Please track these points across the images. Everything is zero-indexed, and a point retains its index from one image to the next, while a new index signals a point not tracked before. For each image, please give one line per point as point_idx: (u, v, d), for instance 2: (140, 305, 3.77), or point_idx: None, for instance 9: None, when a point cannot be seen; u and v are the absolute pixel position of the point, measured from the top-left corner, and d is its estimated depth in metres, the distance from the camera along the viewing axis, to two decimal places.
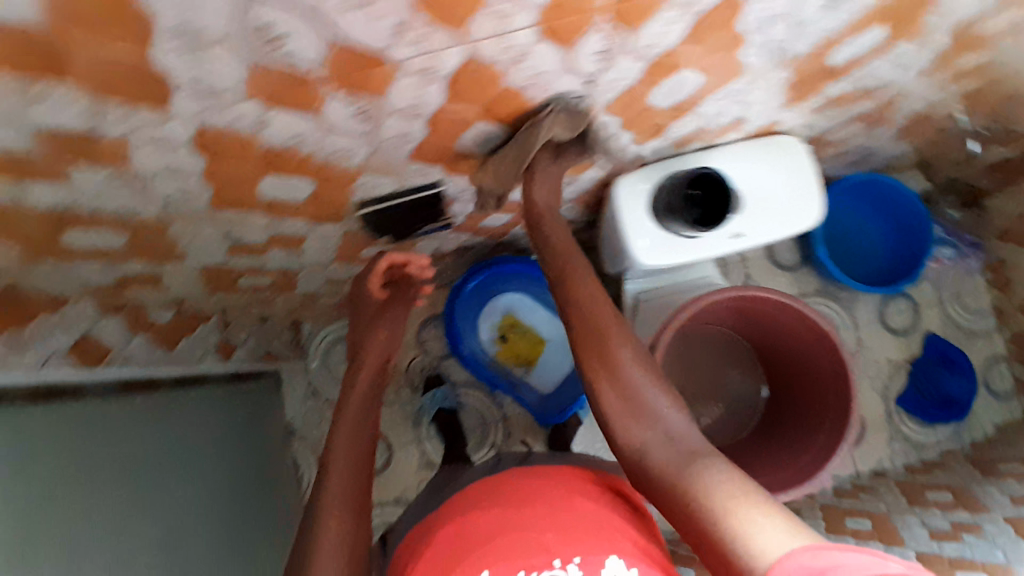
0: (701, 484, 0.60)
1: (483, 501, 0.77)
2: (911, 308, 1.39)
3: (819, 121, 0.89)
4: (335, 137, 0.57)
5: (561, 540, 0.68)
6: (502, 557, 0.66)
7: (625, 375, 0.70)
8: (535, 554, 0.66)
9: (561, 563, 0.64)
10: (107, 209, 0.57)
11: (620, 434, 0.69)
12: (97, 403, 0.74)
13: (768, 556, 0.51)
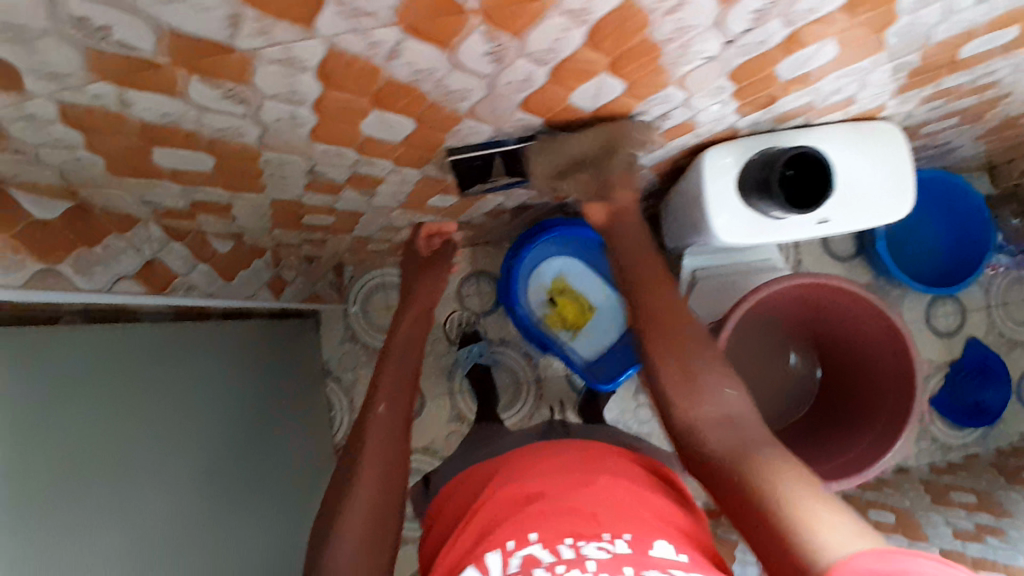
0: (759, 465, 0.58)
1: (539, 469, 0.71)
2: (958, 312, 1.33)
3: (922, 112, 0.84)
4: (459, 77, 0.49)
5: (614, 517, 0.61)
6: (551, 523, 0.60)
7: (685, 349, 0.70)
8: (586, 524, 0.59)
9: (610, 538, 0.58)
10: (211, 129, 0.51)
11: (676, 412, 0.68)
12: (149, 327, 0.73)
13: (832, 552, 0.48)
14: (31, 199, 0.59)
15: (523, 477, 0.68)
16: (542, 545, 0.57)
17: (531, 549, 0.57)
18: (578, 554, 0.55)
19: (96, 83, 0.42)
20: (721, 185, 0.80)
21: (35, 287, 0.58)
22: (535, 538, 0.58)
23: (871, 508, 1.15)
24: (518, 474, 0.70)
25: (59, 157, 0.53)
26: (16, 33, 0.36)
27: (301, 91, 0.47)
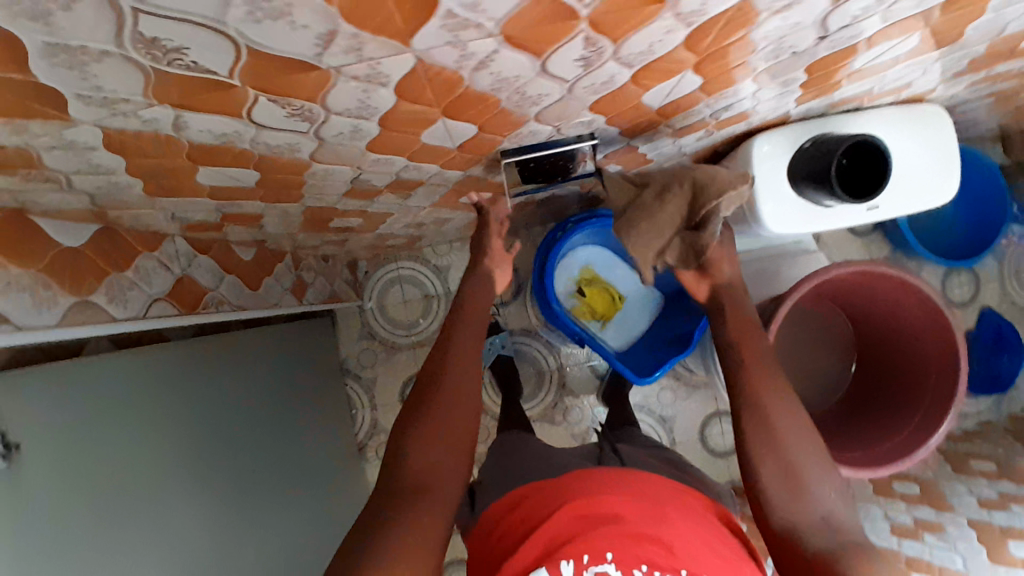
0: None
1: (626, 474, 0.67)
2: (971, 283, 1.23)
3: (971, 93, 0.82)
4: (539, 84, 0.45)
5: (689, 546, 0.61)
6: (630, 544, 0.59)
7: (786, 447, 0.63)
8: (663, 551, 0.59)
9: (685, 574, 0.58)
10: (264, 146, 0.47)
11: (773, 517, 0.61)
12: (171, 351, 0.72)
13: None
14: (58, 226, 0.54)
15: (593, 502, 0.63)
16: (617, 567, 0.58)
17: (604, 568, 0.58)
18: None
19: (152, 107, 0.36)
20: (769, 173, 0.77)
21: (76, 321, 0.54)
22: (611, 557, 0.58)
23: (896, 480, 1.09)
24: (603, 479, 0.66)
25: (94, 183, 0.47)
26: (68, 60, 0.30)
27: (372, 105, 0.42)
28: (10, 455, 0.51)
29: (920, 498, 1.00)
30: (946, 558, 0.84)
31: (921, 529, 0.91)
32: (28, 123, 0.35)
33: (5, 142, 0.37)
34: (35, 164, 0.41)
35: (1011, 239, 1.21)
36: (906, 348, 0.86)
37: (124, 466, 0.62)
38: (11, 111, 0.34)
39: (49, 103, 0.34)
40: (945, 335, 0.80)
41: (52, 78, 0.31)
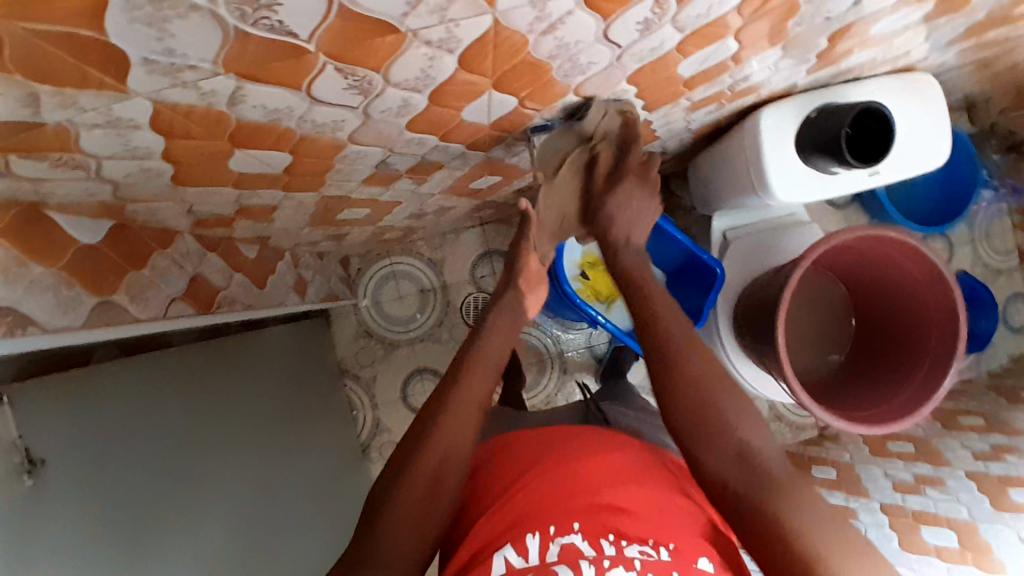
0: (795, 521, 0.51)
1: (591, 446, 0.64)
2: (945, 248, 1.30)
3: (953, 61, 0.87)
4: (594, 51, 0.44)
5: (659, 518, 0.57)
6: (597, 515, 0.55)
7: (703, 394, 0.59)
8: (632, 522, 0.55)
9: (653, 544, 0.53)
10: (309, 125, 0.45)
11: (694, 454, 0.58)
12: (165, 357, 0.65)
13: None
14: (74, 223, 0.52)
15: (554, 476, 0.60)
16: (584, 537, 0.53)
17: (571, 539, 0.53)
18: (621, 554, 0.52)
19: (216, 77, 0.34)
20: (778, 146, 0.79)
21: (98, 322, 0.53)
22: (577, 527, 0.54)
23: (891, 440, 1.14)
24: (571, 452, 0.63)
25: (122, 169, 0.44)
26: (149, 14, 0.27)
27: (432, 75, 0.41)
28: (36, 472, 0.45)
29: (916, 455, 1.04)
30: (951, 508, 0.87)
31: (923, 485, 0.95)
32: (78, 94, 0.32)
33: (47, 118, 0.34)
34: (69, 147, 0.39)
35: (980, 206, 1.29)
36: (902, 304, 0.91)
37: (153, 478, 0.57)
38: (66, 80, 0.31)
39: (110, 69, 0.31)
40: (944, 291, 0.83)
41: (124, 38, 0.28)
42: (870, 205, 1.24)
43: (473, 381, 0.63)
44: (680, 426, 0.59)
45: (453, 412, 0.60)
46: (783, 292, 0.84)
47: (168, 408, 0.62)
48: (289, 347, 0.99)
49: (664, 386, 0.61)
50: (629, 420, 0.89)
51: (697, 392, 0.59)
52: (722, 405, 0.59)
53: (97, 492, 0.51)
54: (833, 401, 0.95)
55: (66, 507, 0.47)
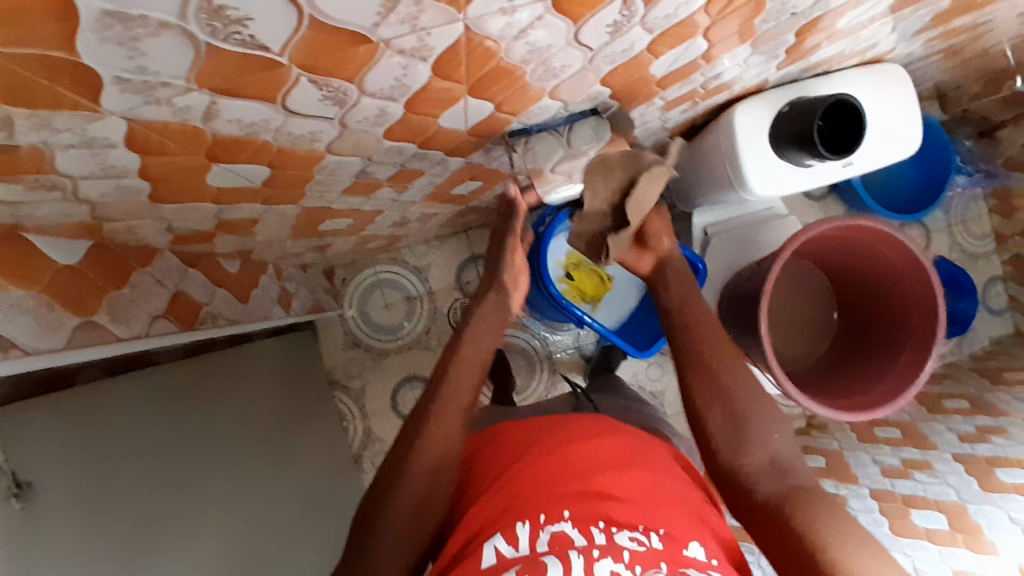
0: (822, 529, 0.52)
1: (586, 433, 0.65)
2: (922, 234, 1.32)
3: (919, 51, 0.89)
4: (567, 54, 0.45)
5: (649, 507, 0.57)
6: (588, 504, 0.55)
7: (739, 402, 0.63)
8: (622, 509, 0.55)
9: (643, 530, 0.54)
10: (287, 137, 0.45)
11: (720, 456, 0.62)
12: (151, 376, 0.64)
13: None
14: (51, 243, 0.52)
15: (547, 467, 0.60)
16: (574, 524, 0.53)
17: (562, 526, 0.53)
18: (612, 541, 0.51)
19: (190, 94, 0.34)
20: (753, 141, 0.80)
21: (80, 345, 0.53)
22: (568, 515, 0.54)
23: (878, 426, 1.15)
24: (564, 440, 0.63)
25: (99, 188, 0.44)
26: (120, 34, 0.27)
27: (406, 84, 0.42)
28: (24, 495, 0.45)
29: (903, 440, 1.06)
30: (940, 491, 0.89)
31: (911, 469, 0.97)
32: (53, 115, 0.32)
33: (21, 140, 0.34)
34: (44, 169, 0.38)
35: (956, 191, 1.31)
36: (883, 290, 0.93)
37: (145, 498, 0.57)
38: (40, 102, 0.31)
39: (83, 90, 0.31)
40: (923, 277, 0.85)
41: (95, 58, 0.28)
42: (848, 196, 1.26)
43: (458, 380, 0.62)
44: (713, 431, 0.63)
45: (440, 422, 0.59)
46: (765, 285, 0.85)
47: (156, 428, 0.61)
48: (278, 361, 0.98)
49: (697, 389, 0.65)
50: (618, 410, 0.90)
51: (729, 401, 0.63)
52: (754, 414, 0.62)
53: (86, 517, 0.50)
54: (822, 389, 0.96)
55: (54, 534, 0.47)
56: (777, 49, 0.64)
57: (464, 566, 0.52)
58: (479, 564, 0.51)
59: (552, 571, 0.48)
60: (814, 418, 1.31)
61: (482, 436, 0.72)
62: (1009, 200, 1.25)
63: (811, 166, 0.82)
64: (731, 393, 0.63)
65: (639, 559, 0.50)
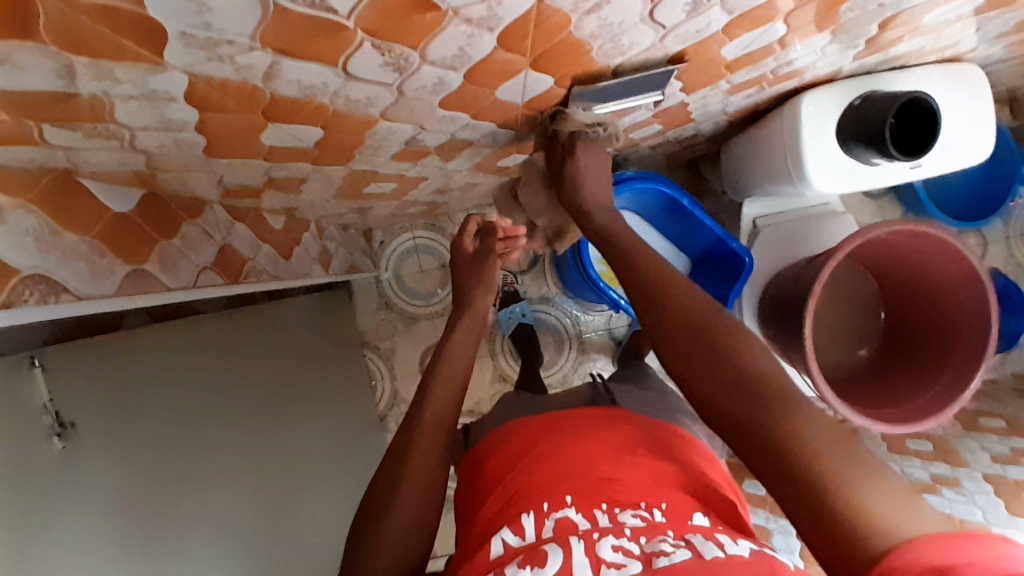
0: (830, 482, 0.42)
1: (591, 428, 0.64)
2: (979, 244, 1.26)
3: (1004, 52, 0.83)
4: (637, 33, 0.43)
5: (652, 485, 0.56)
6: (591, 491, 0.55)
7: (718, 341, 0.52)
8: (623, 489, 0.55)
9: (646, 507, 0.53)
10: (343, 100, 0.44)
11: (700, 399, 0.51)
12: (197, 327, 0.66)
13: (896, 535, 0.38)
14: (103, 189, 0.53)
15: (556, 456, 0.60)
16: (577, 509, 0.53)
17: (565, 513, 0.53)
18: (614, 522, 0.51)
19: (253, 52, 0.33)
20: (817, 133, 0.76)
21: (130, 292, 0.54)
22: (570, 502, 0.54)
23: (910, 437, 1.12)
24: (573, 438, 0.62)
25: (155, 140, 0.44)
26: None
27: (469, 53, 0.40)
28: (66, 435, 0.46)
29: (935, 455, 1.03)
30: (967, 510, 0.86)
31: (939, 485, 0.94)
32: (115, 67, 0.32)
33: (82, 89, 0.34)
34: (104, 118, 0.38)
35: (1018, 202, 1.23)
36: (933, 297, 0.89)
37: (182, 443, 0.59)
38: (103, 52, 0.30)
39: (148, 42, 0.30)
40: (977, 287, 0.81)
41: (162, 11, 0.28)
42: (906, 197, 1.20)
43: (446, 372, 0.63)
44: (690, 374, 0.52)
45: (433, 414, 0.59)
46: (812, 288, 0.82)
47: (196, 376, 0.63)
48: (313, 318, 1.00)
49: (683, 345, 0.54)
50: (638, 402, 0.85)
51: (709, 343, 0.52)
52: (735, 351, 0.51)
53: (126, 455, 0.52)
54: (860, 396, 0.93)
55: (96, 471, 0.49)
56: (855, 39, 0.60)
57: (475, 558, 0.52)
58: (488, 557, 0.52)
59: (551, 558, 0.47)
60: None
61: (493, 434, 0.70)
62: None
63: (876, 164, 0.77)
64: (711, 336, 0.53)
65: (641, 532, 0.49)
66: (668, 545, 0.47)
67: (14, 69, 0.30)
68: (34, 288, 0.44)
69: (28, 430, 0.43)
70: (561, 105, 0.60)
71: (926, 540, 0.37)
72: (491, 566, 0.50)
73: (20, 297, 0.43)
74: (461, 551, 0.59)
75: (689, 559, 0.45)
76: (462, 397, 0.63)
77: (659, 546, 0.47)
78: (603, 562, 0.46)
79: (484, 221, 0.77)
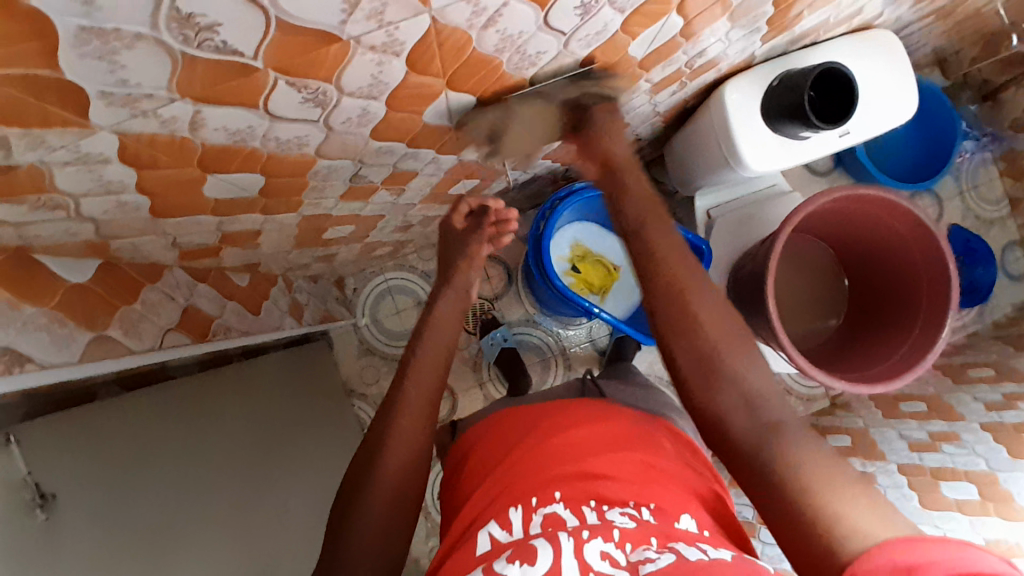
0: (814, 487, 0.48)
1: (581, 419, 0.65)
2: (934, 204, 1.30)
3: (909, 15, 0.88)
4: (542, 40, 0.46)
5: (641, 483, 0.57)
6: (579, 486, 0.56)
7: (706, 341, 0.57)
8: (613, 487, 0.56)
9: (635, 505, 0.54)
10: (274, 143, 0.46)
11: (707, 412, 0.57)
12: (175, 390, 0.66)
13: (869, 539, 0.44)
14: (62, 263, 0.54)
15: (544, 446, 0.61)
16: (566, 506, 0.53)
17: (554, 508, 0.53)
18: (603, 519, 0.51)
19: (173, 104, 0.35)
20: (744, 117, 0.81)
21: (91, 358, 0.55)
22: (559, 498, 0.55)
23: (902, 401, 1.13)
24: (551, 432, 0.64)
25: (100, 205, 0.46)
26: (99, 48, 0.29)
27: (383, 81, 0.43)
28: (48, 506, 0.47)
29: (929, 413, 1.04)
30: (968, 461, 0.87)
31: (938, 441, 0.95)
32: (45, 133, 0.34)
33: (19, 159, 0.36)
34: (45, 187, 0.40)
35: (964, 156, 1.29)
36: (890, 256, 0.91)
37: (166, 510, 0.58)
38: (31, 121, 0.32)
39: (71, 106, 0.32)
40: (933, 247, 0.84)
41: (79, 74, 0.30)
42: (854, 168, 1.24)
43: (426, 358, 0.65)
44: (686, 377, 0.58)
45: (411, 402, 0.62)
46: (768, 264, 0.85)
47: (175, 436, 0.63)
48: (296, 372, 1.01)
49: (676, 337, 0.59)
50: (622, 395, 0.87)
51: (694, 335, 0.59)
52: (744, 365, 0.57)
53: (105, 526, 0.51)
54: (835, 363, 0.95)
55: (76, 543, 0.48)
56: (754, 23, 0.64)
57: (460, 557, 0.53)
58: (474, 551, 0.52)
59: (540, 554, 0.47)
60: (836, 397, 1.29)
61: (474, 432, 0.72)
62: (1020, 161, 1.22)
63: (806, 137, 0.81)
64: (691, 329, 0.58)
65: (629, 536, 0.49)
66: (653, 551, 0.47)
67: None
68: None
69: (10, 503, 0.44)
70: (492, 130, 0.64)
71: (899, 542, 0.43)
72: (477, 561, 0.51)
73: None
74: (442, 542, 0.61)
75: (675, 562, 0.45)
76: (443, 386, 0.65)
77: (645, 554, 0.47)
78: (591, 567, 0.46)
79: (477, 202, 0.76)
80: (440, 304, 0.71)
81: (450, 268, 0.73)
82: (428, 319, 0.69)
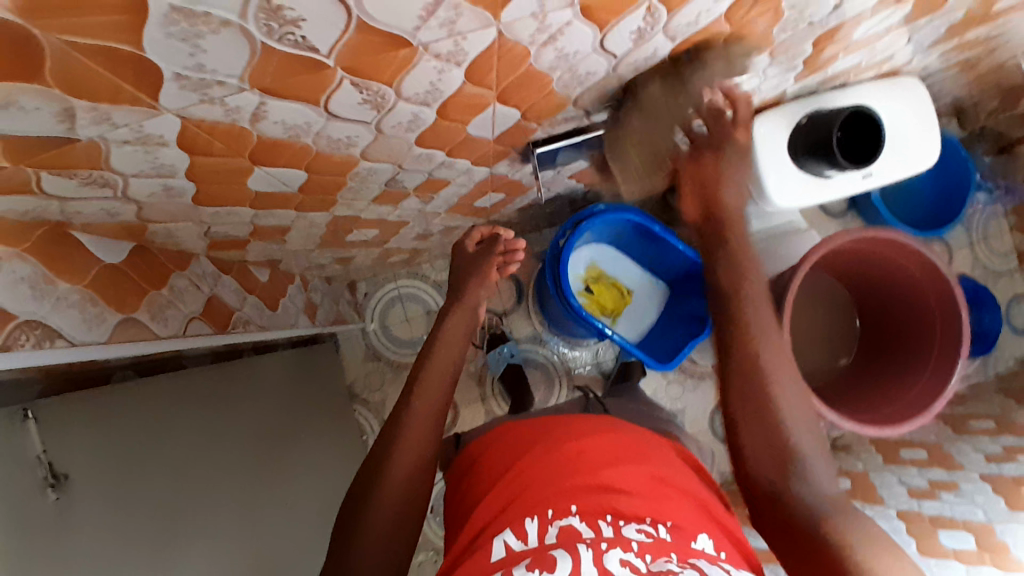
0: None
1: (589, 432, 0.64)
2: (945, 251, 1.32)
3: (937, 63, 0.90)
4: (593, 61, 0.47)
5: (655, 496, 0.57)
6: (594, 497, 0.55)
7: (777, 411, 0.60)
8: (629, 500, 0.55)
9: (652, 521, 0.53)
10: (324, 140, 0.47)
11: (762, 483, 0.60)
12: (197, 378, 0.66)
13: None
14: (97, 243, 0.55)
15: (557, 457, 0.60)
16: (582, 517, 0.53)
17: (569, 520, 0.53)
18: (619, 533, 0.51)
19: (241, 93, 0.36)
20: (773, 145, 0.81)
21: (118, 339, 0.56)
22: (576, 509, 0.54)
23: (904, 447, 1.13)
24: (567, 440, 0.63)
25: (147, 188, 0.47)
26: (185, 30, 0.29)
27: (439, 89, 0.44)
28: (59, 486, 0.46)
29: (930, 461, 1.04)
30: (968, 511, 0.86)
31: (937, 489, 0.95)
32: (113, 110, 0.35)
33: (81, 134, 0.37)
34: (99, 164, 0.41)
35: (977, 208, 1.31)
36: (904, 298, 0.93)
37: (173, 499, 0.58)
38: (102, 95, 0.33)
39: (145, 84, 0.33)
40: (948, 295, 0.85)
41: (159, 54, 0.31)
42: (867, 211, 1.25)
43: (433, 371, 0.65)
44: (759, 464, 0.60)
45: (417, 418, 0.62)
46: (787, 296, 0.86)
47: (189, 425, 0.63)
48: (304, 371, 1.00)
49: (742, 415, 0.62)
50: (629, 414, 0.87)
51: (765, 413, 0.61)
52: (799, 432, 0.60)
53: (111, 512, 0.51)
54: (845, 400, 0.96)
55: (85, 523, 0.48)
56: (792, 61, 0.66)
57: (474, 560, 0.52)
58: (489, 559, 0.51)
59: (560, 563, 0.47)
60: (837, 438, 1.29)
61: (484, 438, 0.71)
62: None
63: (829, 172, 0.82)
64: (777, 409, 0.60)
65: (649, 548, 0.49)
66: (674, 564, 0.48)
67: (19, 115, 0.33)
68: (30, 333, 0.47)
69: (23, 483, 0.44)
70: (530, 145, 0.65)
71: None
72: (493, 566, 0.50)
73: (17, 342, 0.46)
74: (447, 556, 0.59)
75: None
76: (449, 398, 0.65)
77: (667, 566, 0.47)
78: None
79: (490, 230, 0.77)
80: (449, 317, 0.71)
81: (459, 288, 0.73)
82: (438, 333, 0.69)
